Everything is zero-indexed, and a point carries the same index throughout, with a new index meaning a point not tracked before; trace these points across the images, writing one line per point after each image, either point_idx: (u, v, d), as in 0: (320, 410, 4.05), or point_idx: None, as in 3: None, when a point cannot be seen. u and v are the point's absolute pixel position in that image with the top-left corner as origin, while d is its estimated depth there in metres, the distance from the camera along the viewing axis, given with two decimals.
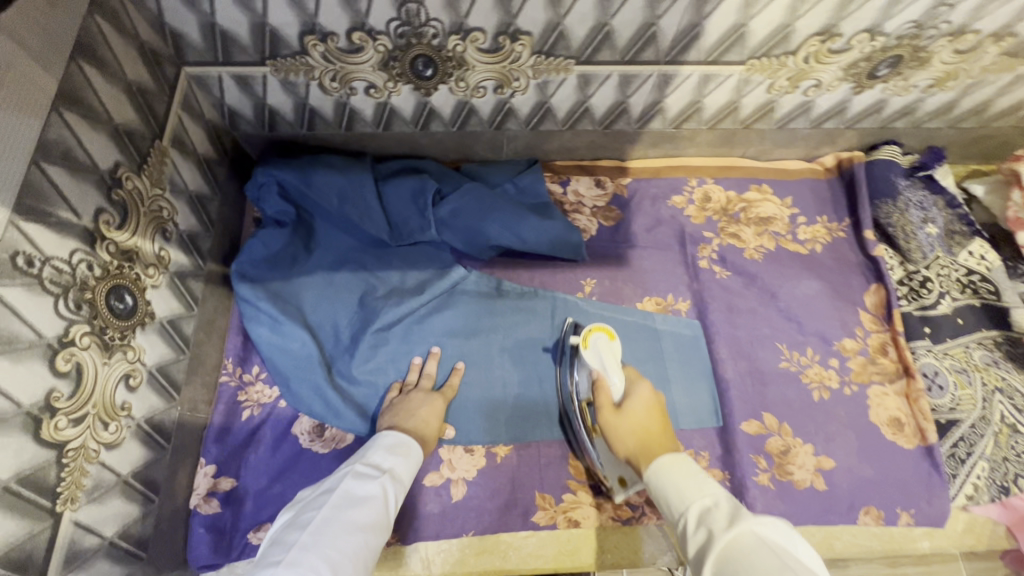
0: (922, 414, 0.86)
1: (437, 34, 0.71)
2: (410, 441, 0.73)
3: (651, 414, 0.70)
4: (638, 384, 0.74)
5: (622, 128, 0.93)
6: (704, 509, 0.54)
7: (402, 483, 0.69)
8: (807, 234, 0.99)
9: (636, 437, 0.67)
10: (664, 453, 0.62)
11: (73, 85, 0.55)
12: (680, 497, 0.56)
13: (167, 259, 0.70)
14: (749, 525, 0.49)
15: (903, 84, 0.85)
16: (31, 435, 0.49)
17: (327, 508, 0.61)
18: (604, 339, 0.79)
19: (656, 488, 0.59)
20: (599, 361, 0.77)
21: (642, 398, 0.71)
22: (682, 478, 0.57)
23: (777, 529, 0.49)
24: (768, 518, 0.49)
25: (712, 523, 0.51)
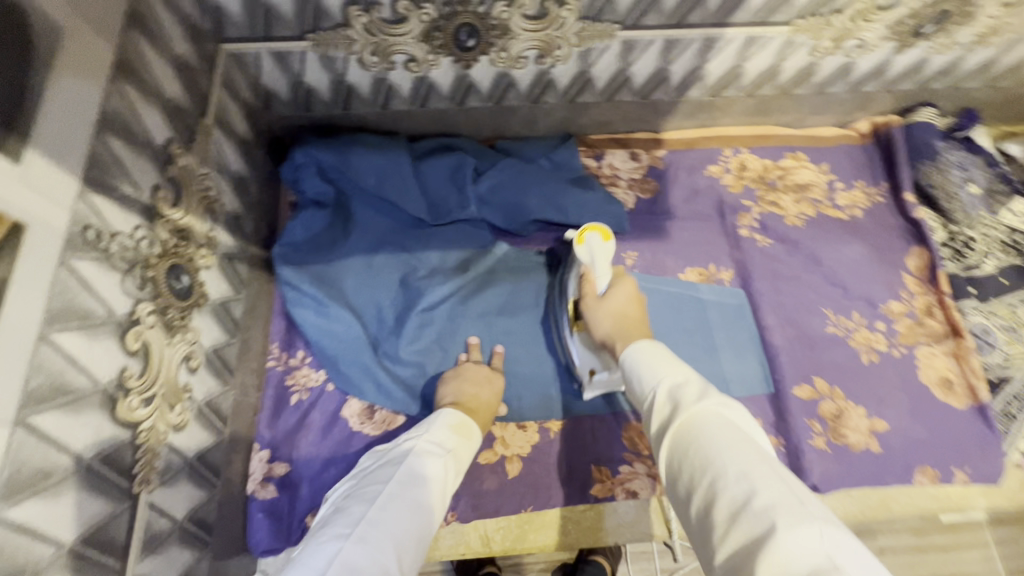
0: (972, 372, 0.86)
1: (483, 0, 0.70)
2: (469, 422, 0.71)
3: (632, 304, 0.74)
4: (622, 282, 0.76)
5: (660, 98, 0.92)
6: (673, 385, 0.54)
7: (462, 464, 0.67)
8: (846, 200, 0.98)
9: (613, 321, 0.72)
10: (638, 340, 0.64)
11: (128, 55, 0.53)
12: (653, 372, 0.57)
13: (216, 240, 0.69)
14: (711, 401, 0.50)
15: (946, 42, 0.84)
16: (109, 414, 0.48)
17: (392, 482, 0.58)
18: (599, 239, 0.76)
19: (631, 368, 0.61)
20: (590, 257, 0.76)
21: (624, 292, 0.74)
22: (654, 358, 0.59)
23: (738, 413, 0.49)
24: (729, 400, 0.50)
25: (681, 395, 0.52)
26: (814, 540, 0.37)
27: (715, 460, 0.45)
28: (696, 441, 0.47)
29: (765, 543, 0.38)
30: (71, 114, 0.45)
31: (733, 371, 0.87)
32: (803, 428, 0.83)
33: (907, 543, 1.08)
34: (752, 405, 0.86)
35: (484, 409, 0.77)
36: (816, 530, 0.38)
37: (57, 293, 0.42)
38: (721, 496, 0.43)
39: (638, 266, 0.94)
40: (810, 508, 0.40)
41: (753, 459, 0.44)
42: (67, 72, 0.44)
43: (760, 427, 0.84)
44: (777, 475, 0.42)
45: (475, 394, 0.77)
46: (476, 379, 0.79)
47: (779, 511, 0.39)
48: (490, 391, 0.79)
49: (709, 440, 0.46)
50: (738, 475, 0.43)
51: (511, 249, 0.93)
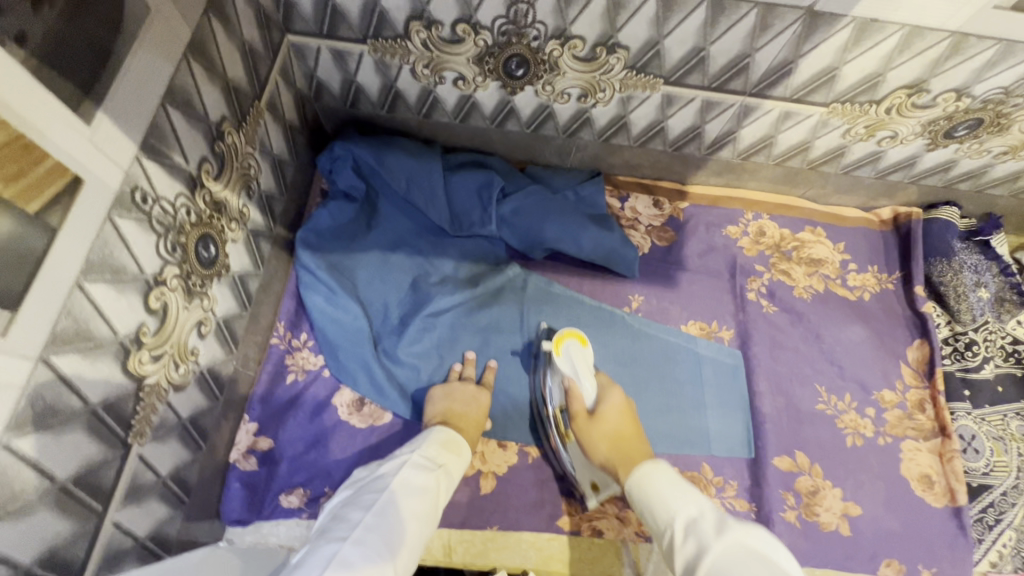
0: (954, 474, 0.86)
1: (538, 36, 0.73)
2: (461, 439, 0.74)
3: (624, 415, 0.78)
4: (610, 390, 0.80)
5: (691, 152, 0.95)
6: (689, 519, 0.60)
7: (453, 480, 0.71)
8: (856, 282, 1.00)
9: (610, 443, 0.75)
10: (646, 460, 0.70)
11: (201, 36, 0.57)
12: (668, 509, 0.63)
13: (247, 216, 0.72)
14: (734, 532, 0.55)
15: (977, 148, 0.86)
16: (120, 364, 0.50)
17: (388, 492, 0.63)
18: (576, 346, 0.81)
19: (641, 488, 0.66)
20: (573, 367, 0.80)
21: (612, 404, 0.78)
22: (664, 485, 0.65)
23: (761, 539, 0.54)
24: (755, 529, 0.55)
25: (701, 533, 0.58)
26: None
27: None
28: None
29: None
30: (141, 84, 0.48)
31: (718, 430, 0.89)
32: (776, 498, 0.84)
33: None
34: (731, 466, 0.87)
35: (472, 427, 0.80)
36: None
37: (97, 246, 0.45)
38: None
39: (642, 310, 0.96)
40: None
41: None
42: (143, 45, 0.48)
43: (734, 489, 0.85)
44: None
45: (463, 411, 0.80)
46: (465, 396, 0.82)
47: None
48: (478, 408, 0.81)
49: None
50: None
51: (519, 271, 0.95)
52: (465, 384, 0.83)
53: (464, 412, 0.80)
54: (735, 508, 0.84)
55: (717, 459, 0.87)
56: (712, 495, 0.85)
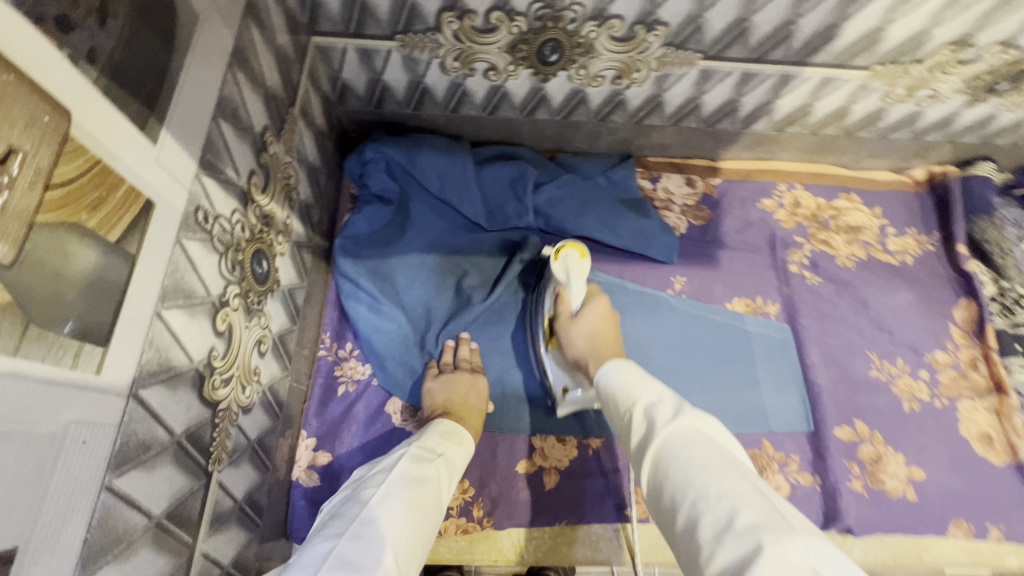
0: (1014, 431, 0.86)
1: (575, 19, 0.71)
2: (461, 429, 0.72)
3: (602, 319, 0.75)
4: (597, 299, 0.77)
5: (725, 127, 0.93)
6: (647, 404, 0.54)
7: (456, 471, 0.67)
8: (897, 245, 0.99)
9: (587, 340, 0.73)
10: (614, 359, 0.64)
11: (242, 43, 0.54)
12: (627, 391, 0.57)
13: (290, 228, 0.70)
14: (691, 418, 0.50)
15: (1017, 101, 0.85)
16: (197, 391, 0.49)
17: (386, 483, 0.60)
18: (576, 256, 0.79)
19: (607, 390, 0.61)
20: (566, 276, 0.78)
21: (596, 311, 0.75)
22: (628, 372, 0.60)
23: (717, 429, 0.50)
24: (707, 416, 0.51)
25: (655, 415, 0.52)
26: (795, 551, 0.37)
27: (694, 482, 0.45)
28: (676, 460, 0.47)
29: (752, 557, 0.38)
30: (194, 97, 0.45)
31: (774, 406, 0.88)
32: (841, 470, 0.83)
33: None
34: (791, 441, 0.86)
35: (474, 416, 0.77)
36: (797, 540, 0.38)
37: (171, 271, 0.43)
38: (705, 514, 0.43)
39: (685, 292, 0.95)
40: (792, 519, 0.41)
41: (732, 479, 0.44)
42: (195, 57, 0.45)
43: (797, 464, 0.84)
44: (757, 493, 0.43)
45: (464, 401, 0.77)
46: (463, 386, 0.78)
47: (761, 526, 0.40)
48: (478, 396, 0.79)
49: (687, 461, 0.46)
50: (720, 497, 0.43)
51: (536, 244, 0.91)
52: (461, 374, 0.80)
53: (464, 400, 0.77)
54: (800, 482, 0.83)
55: (777, 435, 0.86)
56: (775, 471, 0.84)
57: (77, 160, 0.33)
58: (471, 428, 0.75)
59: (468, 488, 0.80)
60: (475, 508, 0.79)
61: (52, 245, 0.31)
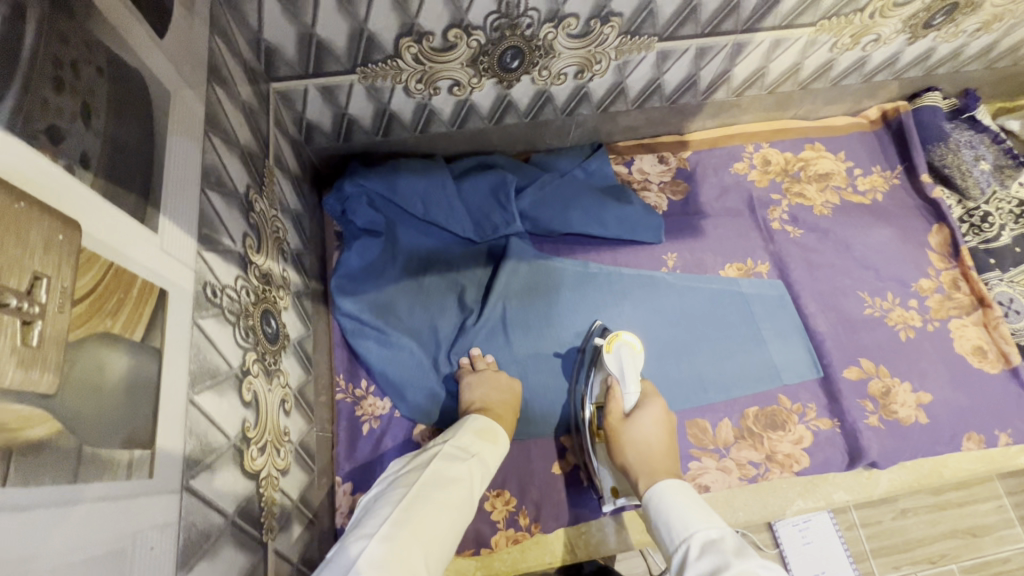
0: (1003, 338, 0.91)
1: (531, 23, 0.71)
2: (496, 427, 0.72)
3: (658, 428, 0.74)
4: (651, 401, 0.77)
5: (688, 102, 0.95)
6: (707, 539, 0.56)
7: (489, 469, 0.68)
8: (865, 185, 1.03)
9: (639, 452, 0.72)
10: (669, 479, 0.67)
11: (212, 108, 0.53)
12: (686, 525, 0.59)
13: (288, 280, 0.69)
14: (751, 563, 0.50)
15: (954, 31, 0.89)
16: (240, 467, 0.48)
17: (418, 485, 0.59)
18: (629, 349, 0.82)
19: (663, 508, 0.63)
20: (619, 369, 0.81)
21: (650, 415, 0.75)
22: (690, 509, 0.61)
23: (775, 574, 0.49)
24: (765, 561, 0.50)
25: (720, 551, 0.53)
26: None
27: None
28: None
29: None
30: (181, 173, 0.45)
31: (783, 359, 0.91)
32: (856, 408, 0.87)
33: (927, 502, 1.09)
34: (805, 390, 0.89)
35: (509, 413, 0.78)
36: None
37: (193, 355, 0.43)
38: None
39: (678, 267, 0.97)
40: None
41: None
42: (175, 133, 0.45)
43: (814, 411, 0.88)
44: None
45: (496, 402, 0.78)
46: (502, 384, 0.80)
47: None
48: (513, 395, 0.81)
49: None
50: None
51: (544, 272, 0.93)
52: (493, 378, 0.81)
53: (503, 398, 0.78)
54: (820, 427, 0.87)
55: (791, 387, 0.90)
56: (796, 422, 0.88)
57: (92, 269, 0.32)
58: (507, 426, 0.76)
59: (511, 499, 0.81)
60: (522, 517, 0.81)
61: (87, 360, 0.31)
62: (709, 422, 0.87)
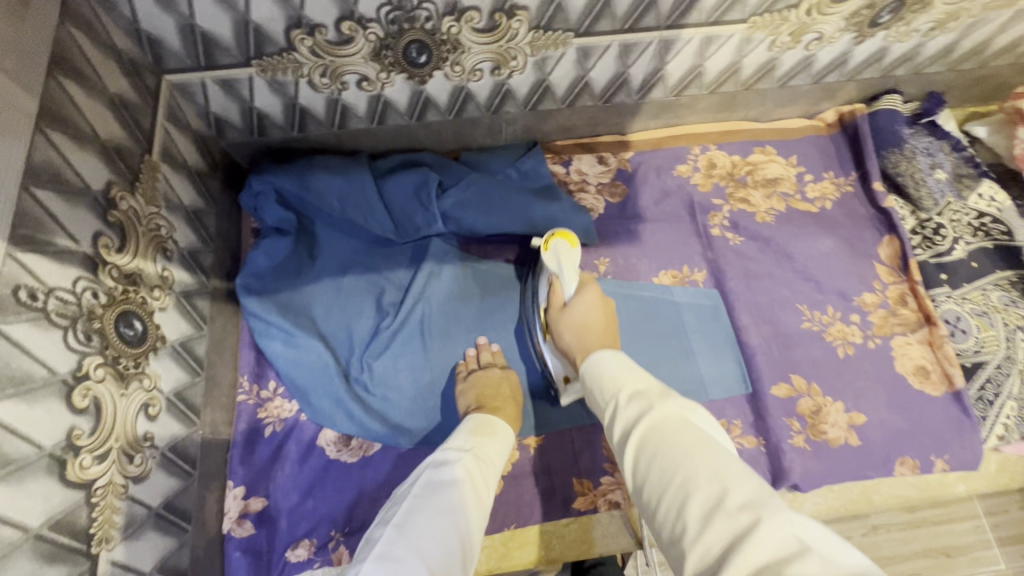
0: (947, 360, 0.86)
1: (430, 16, 0.68)
2: (491, 419, 0.72)
3: (594, 308, 0.74)
4: (588, 288, 0.76)
5: (623, 100, 0.91)
6: (636, 387, 0.56)
7: (493, 462, 0.67)
8: (815, 192, 0.98)
9: (575, 332, 0.72)
10: (603, 348, 0.65)
11: (53, 102, 0.51)
12: (615, 381, 0.58)
13: (171, 279, 0.67)
14: (673, 405, 0.52)
15: (904, 30, 0.84)
16: (57, 477, 0.47)
17: (411, 497, 0.59)
18: (565, 245, 0.77)
19: (595, 373, 0.61)
20: (557, 265, 0.77)
21: (589, 301, 0.74)
22: (617, 367, 0.60)
23: (700, 417, 0.51)
24: (695, 409, 0.52)
25: (646, 395, 0.54)
26: (783, 525, 0.38)
27: (686, 458, 0.45)
28: (661, 450, 0.48)
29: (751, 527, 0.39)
30: None
31: (711, 373, 0.87)
32: (781, 428, 0.83)
33: (901, 519, 1.13)
34: (732, 407, 0.85)
35: (508, 404, 0.77)
36: (788, 516, 0.39)
37: None
38: (695, 491, 0.43)
39: (610, 273, 0.93)
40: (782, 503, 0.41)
41: (716, 457, 0.45)
42: None
43: (739, 429, 0.84)
44: (744, 471, 0.44)
45: None
46: (494, 379, 0.80)
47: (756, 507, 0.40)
48: (510, 386, 0.80)
49: (676, 444, 0.47)
50: (712, 477, 0.43)
51: (495, 265, 0.92)
52: (487, 374, 0.81)
53: (498, 391, 0.78)
54: (745, 445, 0.83)
55: (716, 403, 0.85)
56: None
57: None
58: (509, 417, 0.76)
59: None
60: None
61: None
62: None
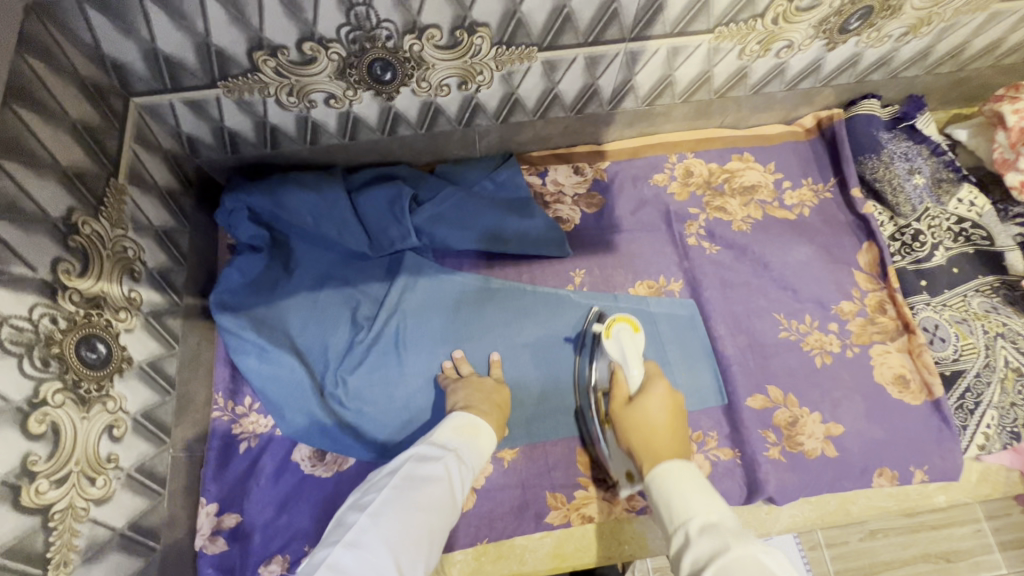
0: (926, 368, 0.85)
1: (391, 35, 0.68)
2: (478, 420, 0.73)
3: (666, 411, 0.70)
4: (655, 380, 0.74)
5: (595, 111, 0.91)
6: (708, 522, 0.55)
7: (472, 463, 0.70)
8: (793, 199, 0.97)
9: (641, 428, 0.69)
10: (669, 454, 0.65)
11: (10, 132, 0.52)
12: (685, 506, 0.58)
13: (139, 300, 0.68)
14: (746, 547, 0.50)
15: (876, 36, 0.83)
16: (11, 504, 0.47)
17: (389, 489, 0.63)
18: (628, 331, 0.81)
19: (663, 485, 0.61)
20: (620, 351, 0.79)
21: (658, 399, 0.71)
22: (685, 485, 0.60)
23: (776, 557, 0.49)
24: (767, 546, 0.50)
25: (719, 535, 0.53)
26: None
27: None
28: None
29: None
30: None
31: (687, 384, 0.86)
32: (757, 439, 0.82)
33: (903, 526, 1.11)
34: (707, 418, 0.85)
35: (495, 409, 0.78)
36: None
37: None
38: None
39: (585, 284, 0.93)
40: None
41: None
42: None
43: (716, 440, 0.83)
44: None
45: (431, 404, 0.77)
46: (486, 386, 0.81)
47: None
48: (500, 394, 0.81)
49: None
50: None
51: (469, 276, 0.92)
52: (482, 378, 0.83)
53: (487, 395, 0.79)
54: (721, 457, 0.82)
55: (692, 415, 0.85)
56: (695, 451, 0.83)
57: None
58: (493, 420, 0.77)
59: None
60: None
61: None
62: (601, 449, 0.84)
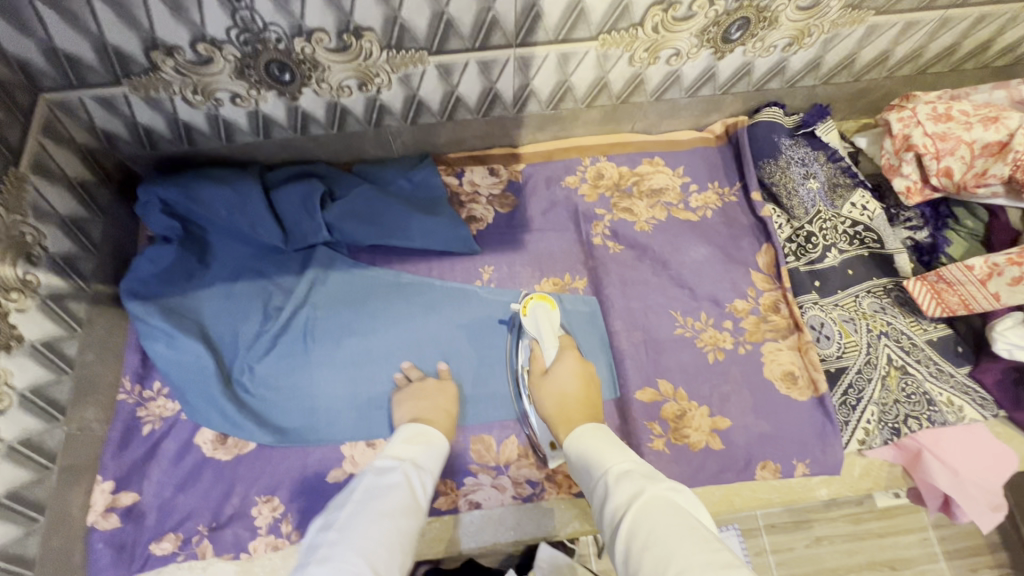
0: (813, 365, 0.87)
1: (280, 38, 0.73)
2: (427, 428, 0.76)
3: (576, 379, 0.79)
4: (567, 352, 0.82)
5: (502, 114, 0.95)
6: (622, 470, 0.59)
7: (428, 467, 0.71)
8: (698, 202, 1.01)
9: (555, 399, 0.77)
10: (586, 424, 0.71)
11: None
12: (601, 463, 0.62)
13: (36, 283, 0.72)
14: (661, 487, 0.54)
15: (761, 46, 0.87)
16: None
17: (354, 501, 0.64)
18: (544, 308, 0.85)
19: (583, 458, 0.65)
20: (537, 330, 0.84)
21: (569, 368, 0.80)
22: (604, 447, 0.64)
23: (685, 498, 0.54)
24: (677, 486, 0.55)
25: (632, 479, 0.57)
26: None
27: (675, 546, 0.47)
28: (654, 526, 0.50)
29: None
30: None
31: None
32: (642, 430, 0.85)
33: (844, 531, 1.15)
34: None
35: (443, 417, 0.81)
36: None
37: None
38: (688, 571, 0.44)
39: (494, 280, 0.96)
40: None
41: (698, 541, 0.47)
42: None
43: None
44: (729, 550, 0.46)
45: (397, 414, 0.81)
46: (408, 392, 0.84)
47: None
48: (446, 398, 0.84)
49: (664, 524, 0.50)
50: (702, 561, 0.45)
51: (381, 270, 0.96)
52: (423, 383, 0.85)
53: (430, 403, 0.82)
54: None
55: None
56: None
57: None
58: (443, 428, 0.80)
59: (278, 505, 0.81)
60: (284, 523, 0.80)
61: None
62: (494, 438, 0.87)
